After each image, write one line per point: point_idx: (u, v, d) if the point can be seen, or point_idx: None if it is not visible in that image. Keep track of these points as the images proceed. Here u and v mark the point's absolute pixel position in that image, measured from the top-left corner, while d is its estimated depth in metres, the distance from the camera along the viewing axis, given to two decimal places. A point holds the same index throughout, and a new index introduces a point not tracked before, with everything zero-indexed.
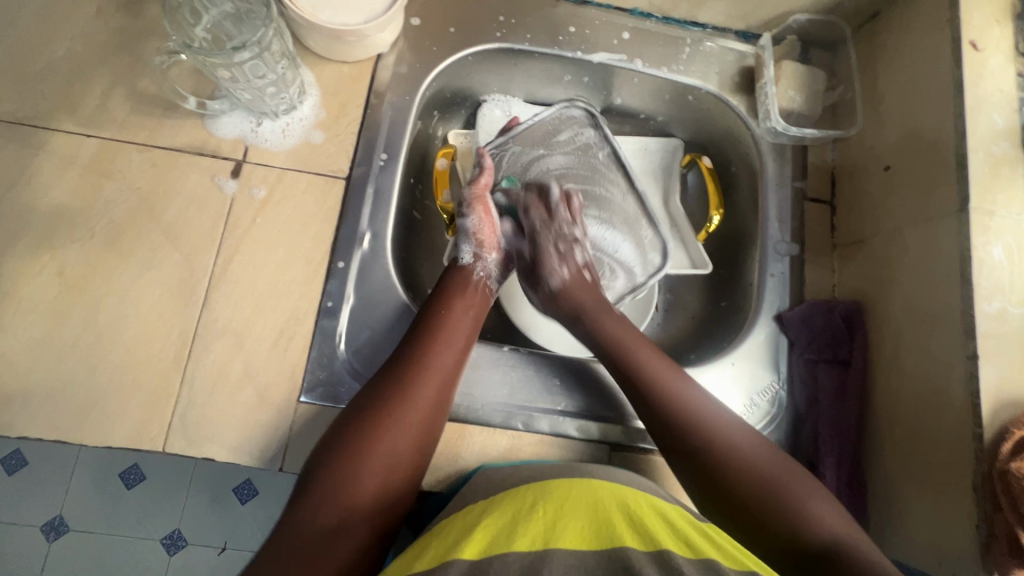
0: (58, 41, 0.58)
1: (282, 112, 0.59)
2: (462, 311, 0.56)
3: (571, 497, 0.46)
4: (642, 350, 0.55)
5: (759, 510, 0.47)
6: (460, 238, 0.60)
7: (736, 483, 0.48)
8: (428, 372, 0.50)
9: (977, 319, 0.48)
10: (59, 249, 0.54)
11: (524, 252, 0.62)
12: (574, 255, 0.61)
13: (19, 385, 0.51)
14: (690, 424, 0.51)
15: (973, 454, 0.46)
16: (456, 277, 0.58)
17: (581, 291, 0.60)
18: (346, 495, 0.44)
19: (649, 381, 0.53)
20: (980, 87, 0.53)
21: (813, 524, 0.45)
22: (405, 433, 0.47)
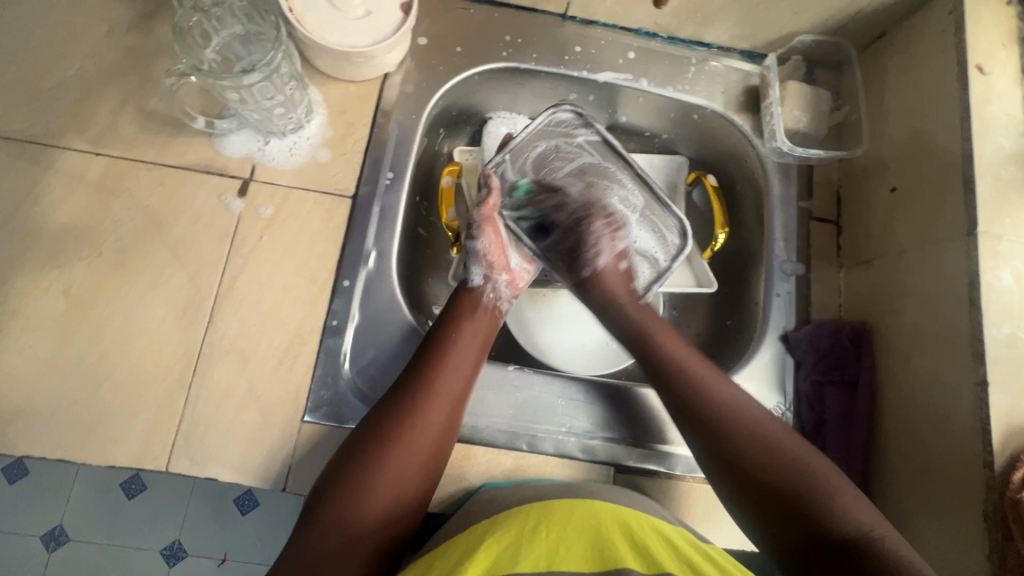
0: (69, 59, 0.59)
1: (289, 131, 0.59)
2: (473, 333, 0.55)
3: (574, 522, 0.45)
4: (666, 336, 0.56)
5: (790, 504, 0.46)
6: (471, 261, 0.60)
7: (766, 476, 0.47)
8: (436, 398, 0.50)
9: (986, 345, 0.47)
10: (66, 267, 0.54)
11: (562, 243, 0.64)
12: (614, 243, 0.63)
13: (24, 402, 0.51)
14: (727, 416, 0.50)
15: (984, 483, 0.46)
16: (466, 299, 0.58)
17: (616, 284, 0.61)
18: (355, 520, 0.45)
19: (686, 373, 0.52)
20: (987, 111, 0.53)
21: (835, 514, 0.44)
22: (414, 461, 0.47)
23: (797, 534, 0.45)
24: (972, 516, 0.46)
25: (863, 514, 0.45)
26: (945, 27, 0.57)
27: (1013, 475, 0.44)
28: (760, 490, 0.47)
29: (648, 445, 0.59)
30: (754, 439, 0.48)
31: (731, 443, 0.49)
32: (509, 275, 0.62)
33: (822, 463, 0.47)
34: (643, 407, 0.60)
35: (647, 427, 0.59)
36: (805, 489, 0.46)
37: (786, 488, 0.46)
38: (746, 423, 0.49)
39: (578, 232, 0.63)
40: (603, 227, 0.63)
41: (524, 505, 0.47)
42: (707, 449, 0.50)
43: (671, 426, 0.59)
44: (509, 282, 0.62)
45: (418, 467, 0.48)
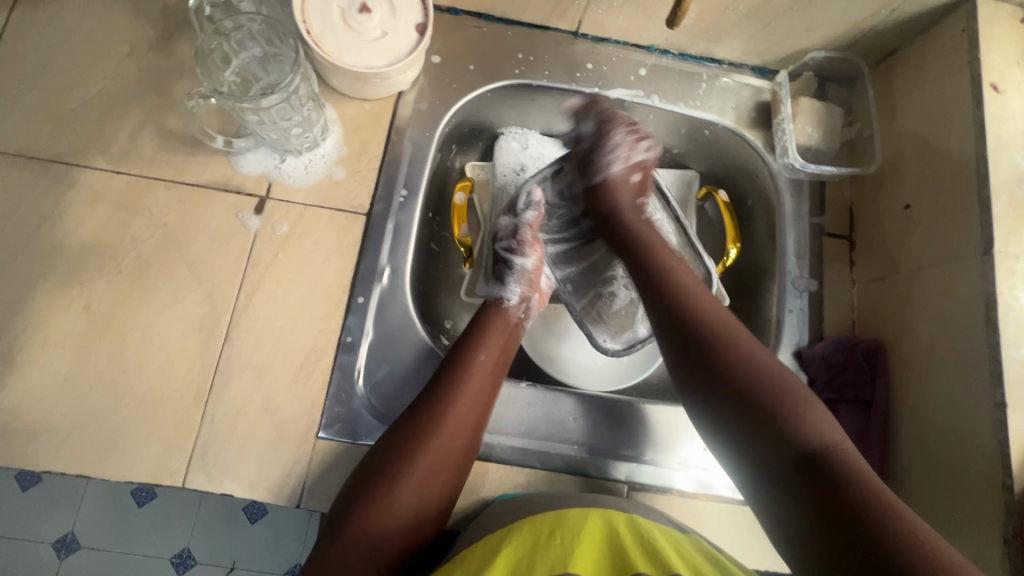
0: (91, 80, 0.60)
1: (305, 149, 0.60)
2: (495, 353, 0.55)
3: (587, 531, 0.45)
4: (668, 253, 0.59)
5: (764, 412, 0.45)
6: (511, 277, 0.61)
7: (743, 382, 0.47)
8: (459, 419, 0.49)
9: (1004, 366, 0.47)
10: (87, 284, 0.55)
11: (583, 141, 0.65)
12: (631, 157, 0.64)
13: (44, 418, 0.52)
14: (705, 327, 0.51)
15: (1004, 506, 0.45)
16: (495, 315, 0.58)
17: (623, 195, 0.64)
18: (378, 539, 0.45)
19: (672, 283, 0.55)
20: (1002, 129, 0.53)
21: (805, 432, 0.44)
22: (436, 481, 0.48)
23: (766, 444, 0.44)
24: (992, 538, 0.46)
25: (833, 433, 0.44)
26: (959, 44, 0.57)
27: None
28: (727, 403, 0.47)
29: (659, 462, 0.59)
30: (728, 352, 0.49)
31: (710, 355, 0.49)
32: (540, 294, 0.63)
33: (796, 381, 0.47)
34: (655, 423, 0.60)
35: (658, 442, 0.59)
36: (776, 405, 0.45)
37: (752, 401, 0.46)
38: (725, 338, 0.50)
39: (596, 138, 0.64)
40: (621, 133, 0.63)
41: (537, 516, 0.47)
42: (686, 355, 0.50)
43: (681, 442, 0.60)
44: (538, 301, 0.63)
45: (440, 487, 0.48)
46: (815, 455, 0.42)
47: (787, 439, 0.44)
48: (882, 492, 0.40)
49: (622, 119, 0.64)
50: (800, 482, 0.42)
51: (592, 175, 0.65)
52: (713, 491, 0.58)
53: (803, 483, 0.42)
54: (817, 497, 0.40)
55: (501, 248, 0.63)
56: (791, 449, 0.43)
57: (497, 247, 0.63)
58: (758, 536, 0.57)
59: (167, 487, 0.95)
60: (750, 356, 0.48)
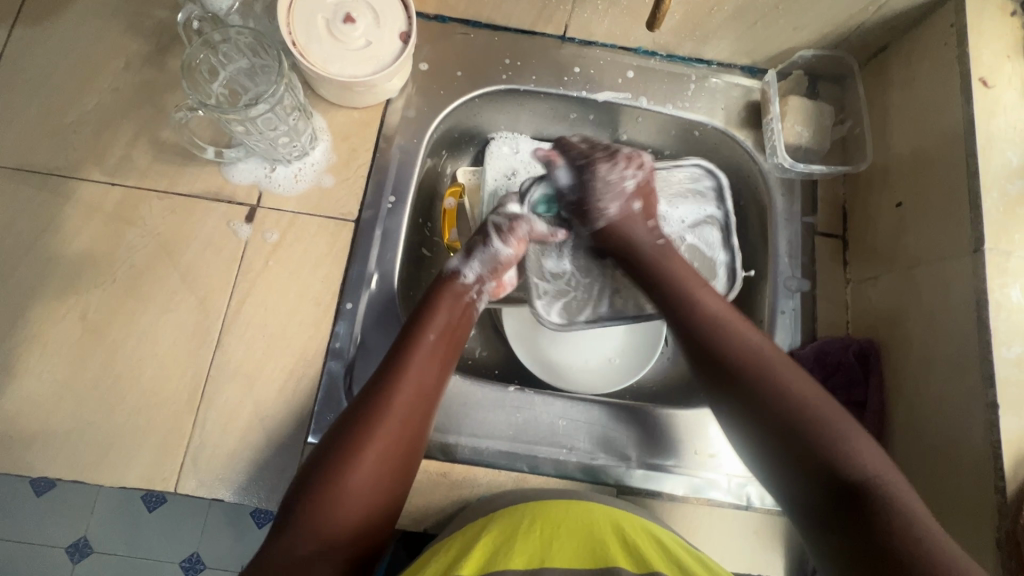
0: (88, 94, 0.62)
1: (294, 158, 0.61)
2: (445, 332, 0.55)
3: (568, 521, 0.47)
4: (693, 279, 0.57)
5: (804, 441, 0.46)
6: (480, 255, 0.60)
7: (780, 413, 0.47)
8: (402, 410, 0.50)
9: (996, 366, 0.46)
10: (83, 293, 0.57)
11: (567, 192, 0.63)
12: (624, 182, 0.62)
13: (41, 424, 0.53)
14: (741, 360, 0.50)
15: (996, 509, 0.44)
16: (444, 289, 0.58)
17: (635, 227, 0.61)
18: (329, 527, 0.45)
19: (706, 316, 0.54)
20: (992, 125, 0.52)
21: (849, 462, 0.44)
22: (388, 466, 0.48)
23: (813, 473, 0.45)
24: (983, 541, 0.45)
25: (873, 460, 0.44)
26: (947, 39, 0.56)
27: None
28: (766, 433, 0.48)
29: (649, 466, 0.58)
30: (765, 385, 0.49)
31: (744, 392, 0.49)
32: (498, 284, 0.62)
33: (833, 409, 0.47)
34: (642, 424, 0.59)
35: (648, 445, 0.59)
36: (814, 433, 0.46)
37: (788, 429, 0.47)
38: (756, 370, 0.50)
39: (580, 181, 0.62)
40: (607, 167, 0.62)
41: (519, 504, 0.49)
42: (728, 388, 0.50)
43: (672, 446, 0.59)
44: (495, 290, 0.62)
45: (393, 470, 0.48)
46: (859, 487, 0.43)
47: (823, 468, 0.45)
48: (920, 516, 0.41)
49: (600, 153, 0.62)
50: (837, 511, 0.43)
51: (593, 222, 0.63)
52: (705, 494, 0.57)
53: (845, 513, 0.43)
54: (855, 527, 0.42)
55: (494, 221, 0.61)
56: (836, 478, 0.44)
57: (490, 217, 0.62)
58: (751, 541, 0.56)
59: (175, 493, 0.96)
60: (781, 386, 0.48)
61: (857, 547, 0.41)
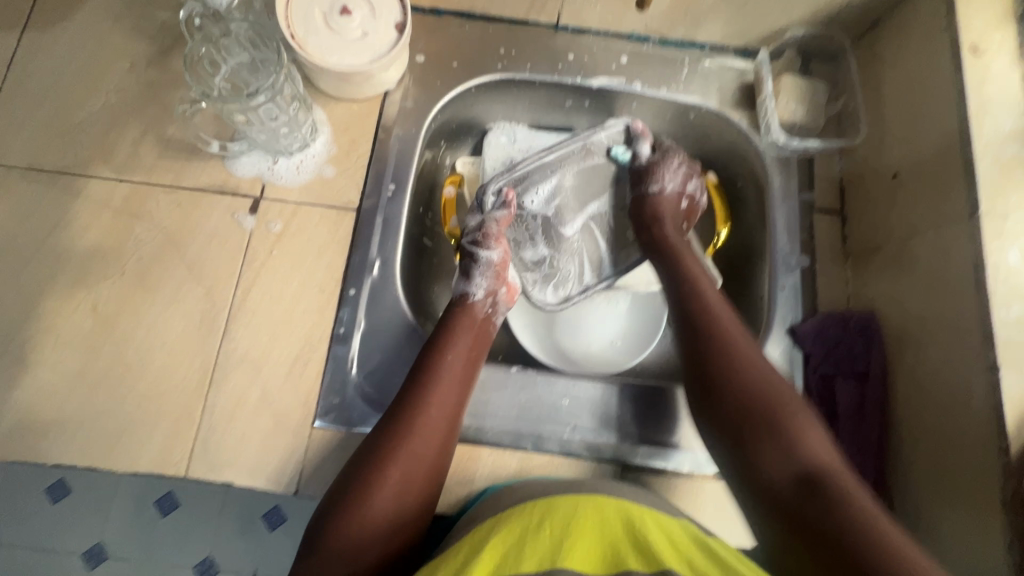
0: (96, 94, 0.64)
1: (295, 150, 0.63)
2: (469, 352, 0.55)
3: (579, 520, 0.46)
4: (691, 262, 0.60)
5: (760, 425, 0.47)
6: (477, 271, 0.61)
7: (745, 392, 0.48)
8: (429, 427, 0.50)
9: (996, 327, 0.46)
10: (93, 286, 0.58)
11: (640, 159, 0.66)
12: (687, 179, 0.65)
13: (56, 414, 0.55)
14: (722, 335, 0.52)
15: (1001, 470, 0.44)
16: (461, 310, 0.59)
17: (665, 209, 0.64)
18: (357, 552, 0.45)
19: (699, 292, 0.56)
20: (985, 91, 0.52)
21: (801, 449, 0.45)
22: (413, 486, 0.48)
23: (768, 464, 0.45)
24: (990, 503, 0.45)
25: (826, 455, 0.45)
26: (937, 10, 0.56)
27: None
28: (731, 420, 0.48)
29: (653, 442, 0.58)
30: (740, 374, 0.49)
31: (715, 361, 0.51)
32: (508, 288, 0.62)
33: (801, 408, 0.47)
34: (645, 401, 0.60)
35: (651, 421, 0.59)
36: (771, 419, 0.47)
37: (743, 412, 0.48)
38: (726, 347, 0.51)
39: (659, 158, 0.65)
40: (677, 159, 0.65)
41: (529, 505, 0.48)
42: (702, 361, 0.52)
43: (675, 422, 0.59)
44: (507, 295, 0.62)
45: (419, 492, 0.48)
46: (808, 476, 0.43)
47: (782, 456, 0.45)
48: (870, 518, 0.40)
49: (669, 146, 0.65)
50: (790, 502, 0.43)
51: (646, 185, 0.65)
52: (710, 470, 0.57)
53: (800, 500, 0.42)
54: (799, 518, 0.42)
55: (468, 241, 0.62)
56: (791, 469, 0.44)
57: (464, 239, 0.63)
58: None
59: None
60: (742, 368, 0.50)
61: (808, 546, 0.40)
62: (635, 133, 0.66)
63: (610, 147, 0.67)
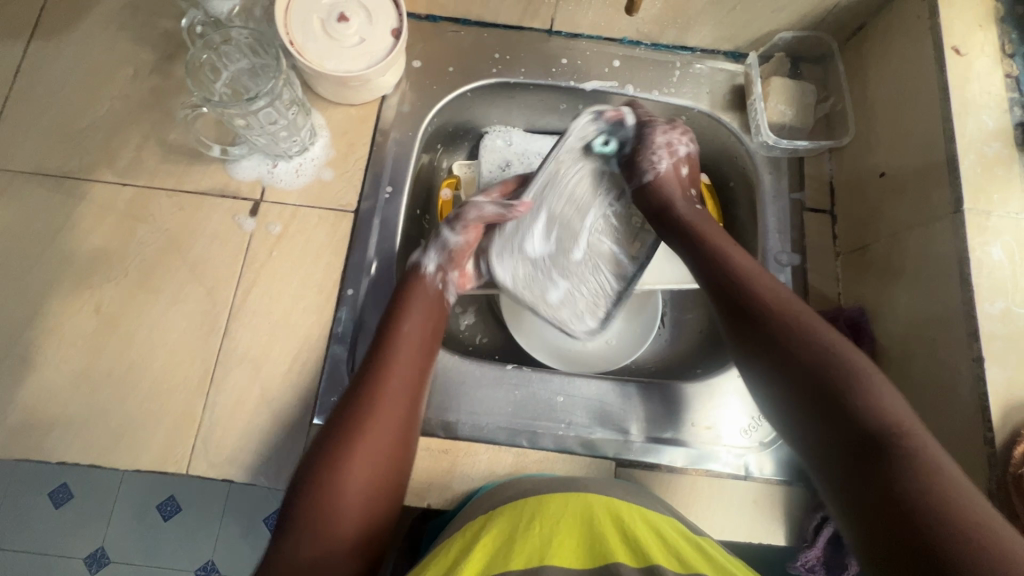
0: (100, 101, 0.65)
1: (295, 154, 0.64)
2: (426, 327, 0.57)
3: (566, 518, 0.47)
4: (716, 237, 0.59)
5: (824, 389, 0.46)
6: (433, 246, 0.63)
7: (803, 357, 0.48)
8: (391, 401, 0.51)
9: (980, 321, 0.47)
10: (97, 288, 0.59)
11: (625, 140, 0.65)
12: (676, 151, 0.64)
13: (60, 413, 0.56)
14: (768, 305, 0.52)
15: (986, 460, 0.45)
16: (415, 284, 0.59)
17: (674, 190, 0.63)
18: (330, 528, 0.47)
19: (732, 266, 0.55)
20: (967, 90, 0.53)
21: (871, 409, 0.43)
22: (379, 458, 0.49)
23: (831, 426, 0.45)
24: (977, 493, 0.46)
25: (902, 414, 0.43)
26: (920, 12, 0.57)
27: (1014, 451, 0.44)
28: (794, 386, 0.47)
29: (648, 438, 0.59)
30: (796, 340, 0.49)
31: (766, 329, 0.50)
32: (458, 272, 0.64)
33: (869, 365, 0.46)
34: (640, 397, 0.61)
35: (646, 418, 0.60)
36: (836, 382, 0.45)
37: (807, 375, 0.47)
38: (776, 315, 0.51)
39: (639, 137, 0.64)
40: (661, 133, 0.64)
41: (515, 501, 0.48)
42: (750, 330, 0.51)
43: (670, 418, 0.60)
44: (456, 279, 0.64)
45: (384, 469, 0.49)
46: (879, 437, 0.42)
47: (846, 419, 0.44)
48: (942, 479, 0.39)
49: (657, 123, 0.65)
50: (853, 470, 0.42)
51: (640, 176, 0.64)
52: (704, 465, 0.58)
53: (863, 463, 0.42)
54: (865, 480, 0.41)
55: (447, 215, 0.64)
56: (858, 430, 0.43)
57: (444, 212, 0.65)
58: (751, 512, 0.57)
59: (188, 480, 0.95)
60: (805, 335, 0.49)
61: (872, 505, 0.40)
62: (611, 120, 0.63)
63: (588, 142, 0.63)
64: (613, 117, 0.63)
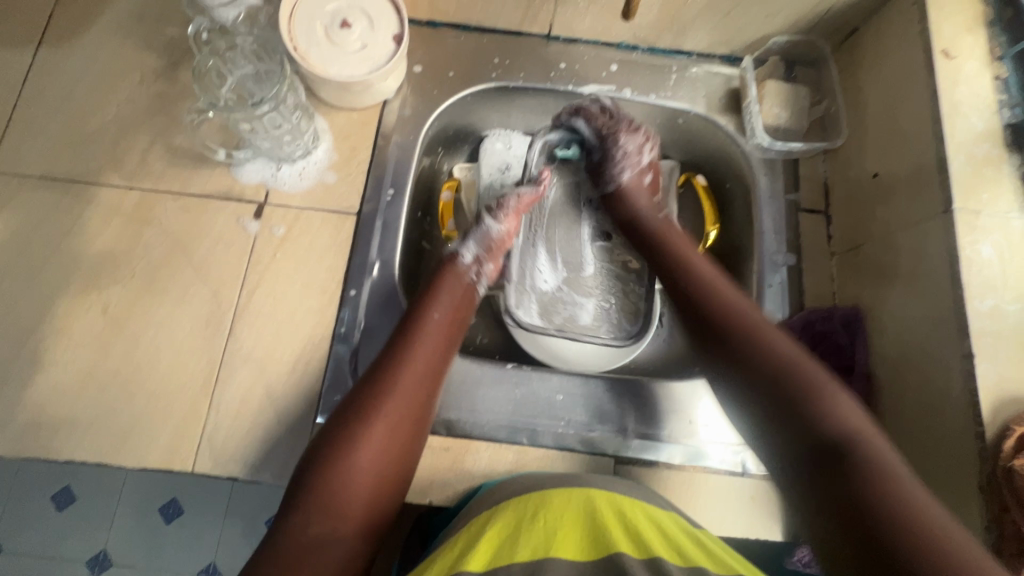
0: (107, 107, 0.66)
1: (298, 157, 0.65)
2: (450, 314, 0.58)
3: (569, 512, 0.48)
4: (678, 244, 0.62)
5: (778, 400, 0.46)
6: (472, 236, 0.64)
7: (758, 370, 0.48)
8: (413, 385, 0.52)
9: (970, 318, 0.48)
10: (104, 289, 0.60)
11: (592, 154, 0.69)
12: (641, 157, 0.67)
13: (68, 412, 0.57)
14: (727, 317, 0.53)
15: (977, 454, 0.46)
16: (449, 270, 0.61)
17: (639, 197, 0.67)
18: (339, 508, 0.45)
19: (697, 277, 0.57)
20: (956, 93, 0.54)
21: (826, 418, 0.44)
22: (396, 438, 0.50)
23: (789, 436, 0.45)
24: (968, 487, 0.46)
25: (855, 421, 0.44)
26: (910, 17, 0.59)
27: (1005, 443, 0.44)
28: (752, 396, 0.48)
29: (647, 436, 0.60)
30: (750, 349, 0.50)
31: (724, 340, 0.52)
32: (494, 266, 0.65)
33: (821, 371, 0.47)
34: (636, 395, 0.62)
35: (644, 416, 0.61)
36: (791, 392, 0.46)
37: (764, 384, 0.48)
38: (736, 324, 0.52)
39: (602, 147, 0.67)
40: (628, 137, 0.66)
41: (521, 496, 0.49)
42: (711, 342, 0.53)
43: (667, 416, 0.61)
44: (491, 274, 0.65)
45: (398, 450, 0.49)
46: (834, 447, 0.43)
47: (804, 428, 0.45)
48: (902, 484, 0.39)
49: (619, 125, 0.66)
50: (814, 477, 0.43)
51: (606, 185, 0.69)
52: (704, 462, 0.59)
53: (823, 473, 0.42)
54: (823, 492, 0.42)
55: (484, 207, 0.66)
56: (816, 439, 0.44)
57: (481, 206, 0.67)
58: (748, 508, 0.57)
59: (194, 481, 0.97)
60: (762, 347, 0.49)
61: (833, 515, 0.40)
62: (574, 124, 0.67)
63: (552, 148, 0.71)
64: (571, 125, 0.67)
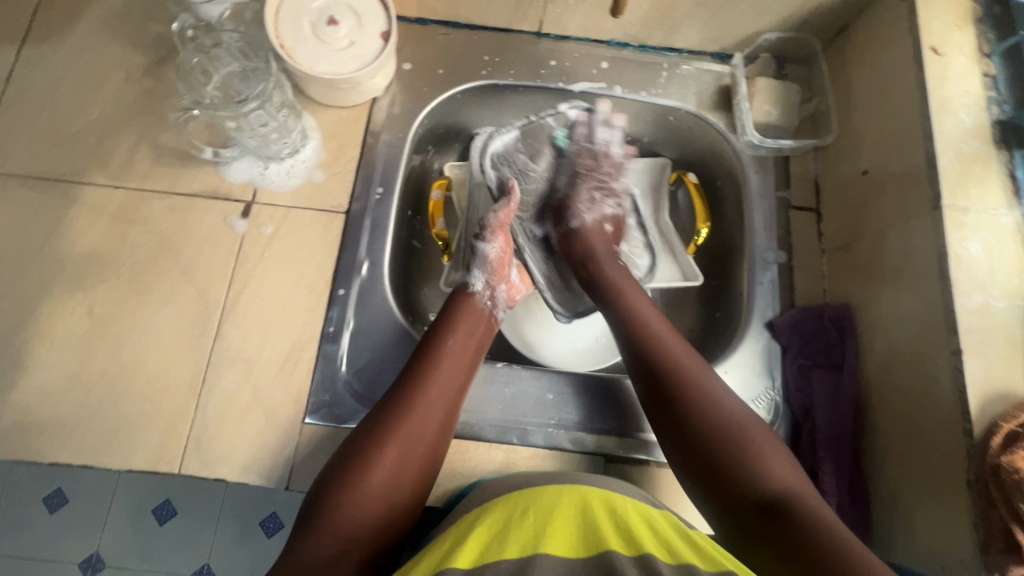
0: (93, 105, 0.66)
1: (286, 155, 0.65)
2: (467, 339, 0.57)
3: (560, 508, 0.47)
4: (633, 292, 0.60)
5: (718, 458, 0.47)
6: (476, 265, 0.63)
7: (700, 429, 0.48)
8: (430, 412, 0.51)
9: (958, 315, 0.48)
10: (89, 290, 0.60)
11: (558, 191, 0.69)
12: (602, 206, 0.68)
13: (53, 414, 0.56)
14: (673, 368, 0.52)
15: (965, 451, 0.46)
16: (461, 296, 0.60)
17: (598, 239, 0.66)
18: (351, 534, 0.45)
19: (644, 327, 0.55)
20: (945, 90, 0.54)
21: (762, 475, 0.45)
22: (409, 465, 0.49)
23: (731, 492, 0.46)
24: (957, 483, 0.46)
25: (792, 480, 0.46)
26: (899, 13, 0.59)
27: (992, 440, 0.44)
28: (695, 451, 0.48)
29: (636, 435, 0.60)
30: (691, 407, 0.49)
31: (668, 394, 0.51)
32: (507, 285, 0.65)
33: (758, 430, 0.48)
34: (627, 395, 0.61)
35: (634, 415, 0.61)
36: (733, 452, 0.47)
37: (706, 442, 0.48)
38: (678, 378, 0.51)
39: (571, 187, 0.68)
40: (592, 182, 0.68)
41: (511, 495, 0.49)
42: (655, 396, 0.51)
43: None
44: (505, 292, 0.65)
45: (412, 474, 0.49)
46: (772, 502, 0.44)
47: (745, 484, 0.45)
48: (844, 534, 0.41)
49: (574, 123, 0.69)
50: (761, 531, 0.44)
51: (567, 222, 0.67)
52: None
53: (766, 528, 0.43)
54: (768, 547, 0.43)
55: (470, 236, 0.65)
56: (758, 495, 0.45)
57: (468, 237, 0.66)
58: None
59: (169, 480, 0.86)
60: (708, 400, 0.49)
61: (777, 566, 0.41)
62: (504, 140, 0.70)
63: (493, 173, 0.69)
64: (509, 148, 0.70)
